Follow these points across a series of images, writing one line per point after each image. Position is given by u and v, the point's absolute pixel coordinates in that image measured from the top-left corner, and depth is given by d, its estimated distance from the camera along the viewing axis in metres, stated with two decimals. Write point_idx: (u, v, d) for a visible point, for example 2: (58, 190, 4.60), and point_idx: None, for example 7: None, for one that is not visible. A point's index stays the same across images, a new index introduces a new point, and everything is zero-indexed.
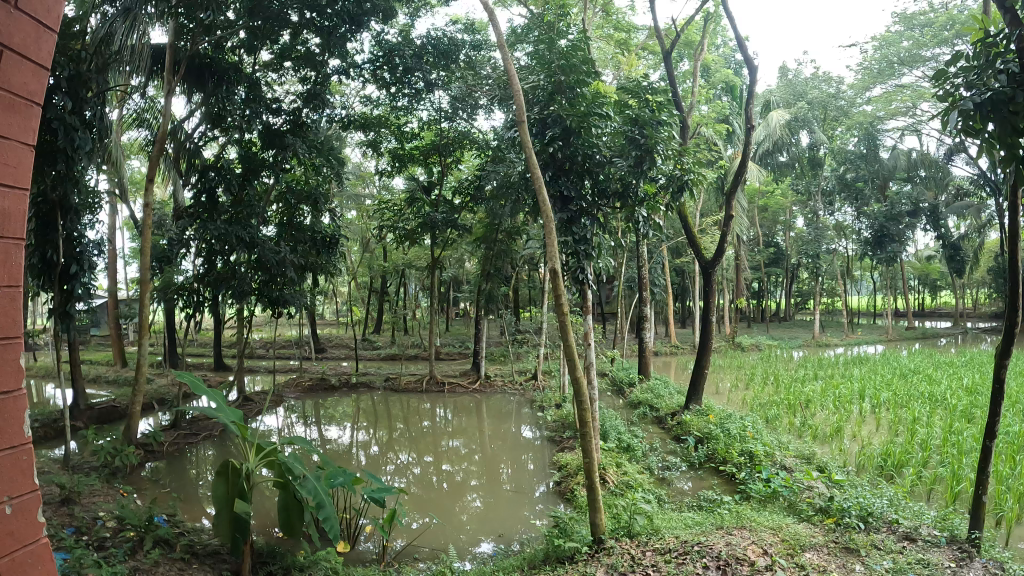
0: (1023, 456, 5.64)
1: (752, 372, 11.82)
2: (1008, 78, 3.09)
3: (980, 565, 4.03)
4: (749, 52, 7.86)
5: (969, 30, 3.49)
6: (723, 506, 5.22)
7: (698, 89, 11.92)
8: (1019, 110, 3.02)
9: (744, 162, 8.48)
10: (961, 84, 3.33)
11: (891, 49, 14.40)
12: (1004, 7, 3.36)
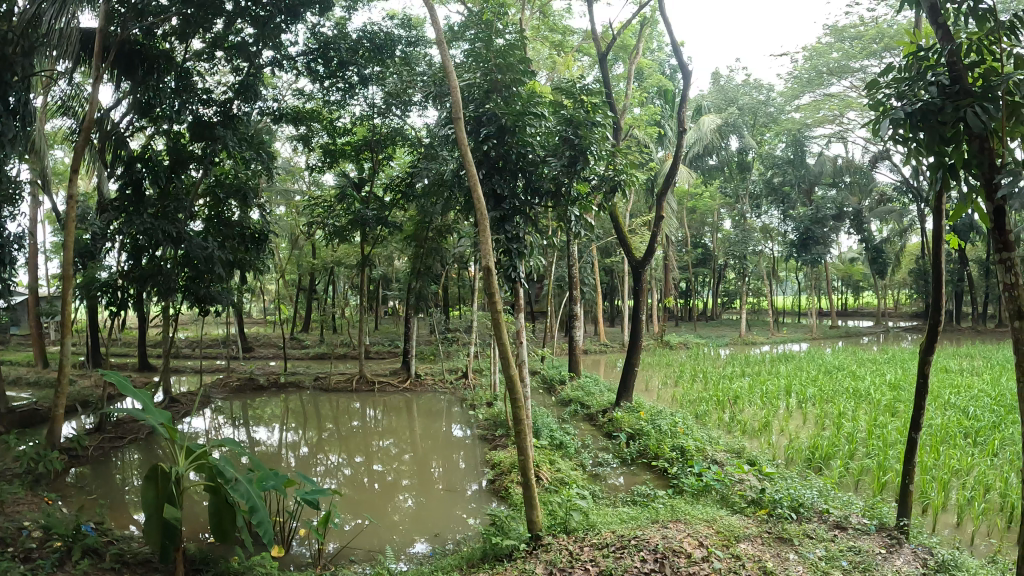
0: (945, 447, 5.94)
1: (681, 369, 12.09)
2: (938, 90, 3.13)
3: (909, 551, 4.24)
4: (683, 59, 8.08)
5: (901, 43, 3.64)
6: (657, 501, 5.32)
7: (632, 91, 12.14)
8: (947, 121, 3.04)
9: (675, 164, 8.63)
10: (892, 95, 3.41)
11: (820, 60, 14.85)
12: (938, 20, 3.32)
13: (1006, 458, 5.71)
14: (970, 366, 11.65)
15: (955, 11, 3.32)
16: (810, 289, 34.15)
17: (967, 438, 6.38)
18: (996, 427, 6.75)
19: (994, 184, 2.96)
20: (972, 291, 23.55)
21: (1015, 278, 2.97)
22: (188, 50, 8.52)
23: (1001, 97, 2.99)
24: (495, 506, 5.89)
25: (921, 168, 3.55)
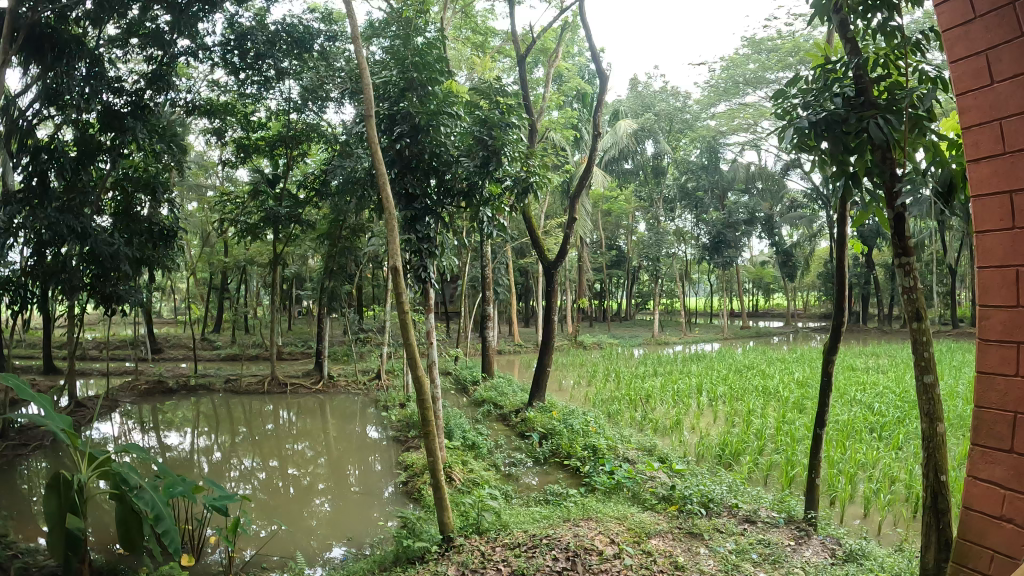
0: (851, 442, 6.24)
1: (593, 369, 12.29)
2: (843, 101, 3.27)
3: (819, 541, 4.44)
4: (601, 64, 8.19)
5: (813, 56, 3.76)
6: (569, 499, 5.39)
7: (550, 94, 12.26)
8: (850, 130, 3.18)
9: (588, 167, 8.77)
10: (800, 103, 3.48)
11: (737, 70, 15.38)
12: (845, 35, 3.43)
13: (908, 451, 6.02)
14: (874, 365, 12.23)
15: (861, 28, 3.46)
16: (722, 291, 35.24)
17: (874, 433, 6.72)
18: (900, 422, 7.12)
19: (895, 193, 3.11)
20: (871, 294, 24.83)
21: (913, 279, 3.17)
22: (101, 35, 8.13)
23: (903, 110, 3.12)
24: (410, 508, 5.84)
25: (825, 175, 3.67)
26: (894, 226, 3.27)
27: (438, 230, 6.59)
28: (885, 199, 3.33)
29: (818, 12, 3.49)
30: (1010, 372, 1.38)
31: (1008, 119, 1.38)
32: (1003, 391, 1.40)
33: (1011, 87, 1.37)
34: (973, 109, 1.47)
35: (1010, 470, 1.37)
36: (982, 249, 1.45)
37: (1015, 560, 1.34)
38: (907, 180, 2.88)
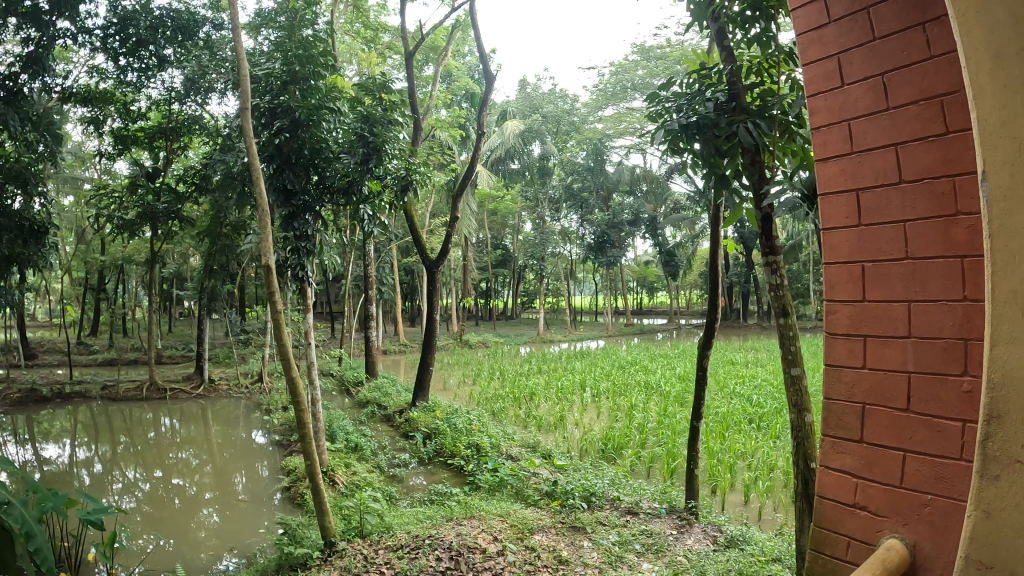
0: (728, 433, 6.57)
1: (479, 368, 12.34)
2: (715, 106, 3.42)
3: (700, 530, 4.66)
4: (488, 65, 8.26)
5: (690, 63, 3.91)
6: (452, 499, 5.39)
7: (440, 92, 12.17)
8: (721, 134, 3.32)
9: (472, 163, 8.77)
10: (670, 107, 3.59)
11: (627, 75, 15.79)
12: (723, 43, 3.59)
13: (784, 440, 6.38)
14: (753, 359, 12.88)
15: (736, 37, 3.62)
16: (607, 290, 36.13)
17: (753, 423, 7.08)
18: (777, 412, 7.54)
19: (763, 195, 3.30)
20: (745, 293, 26.21)
21: (778, 276, 3.39)
22: None
23: (773, 116, 3.30)
24: (294, 514, 5.67)
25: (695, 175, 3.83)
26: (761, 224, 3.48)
27: (318, 230, 6.43)
28: (751, 200, 3.54)
29: (695, 21, 3.69)
30: (859, 364, 1.45)
31: (855, 121, 1.50)
32: (850, 382, 1.47)
33: (860, 90, 1.49)
34: (826, 110, 1.57)
35: (860, 459, 1.45)
36: (830, 246, 1.54)
37: (870, 544, 1.41)
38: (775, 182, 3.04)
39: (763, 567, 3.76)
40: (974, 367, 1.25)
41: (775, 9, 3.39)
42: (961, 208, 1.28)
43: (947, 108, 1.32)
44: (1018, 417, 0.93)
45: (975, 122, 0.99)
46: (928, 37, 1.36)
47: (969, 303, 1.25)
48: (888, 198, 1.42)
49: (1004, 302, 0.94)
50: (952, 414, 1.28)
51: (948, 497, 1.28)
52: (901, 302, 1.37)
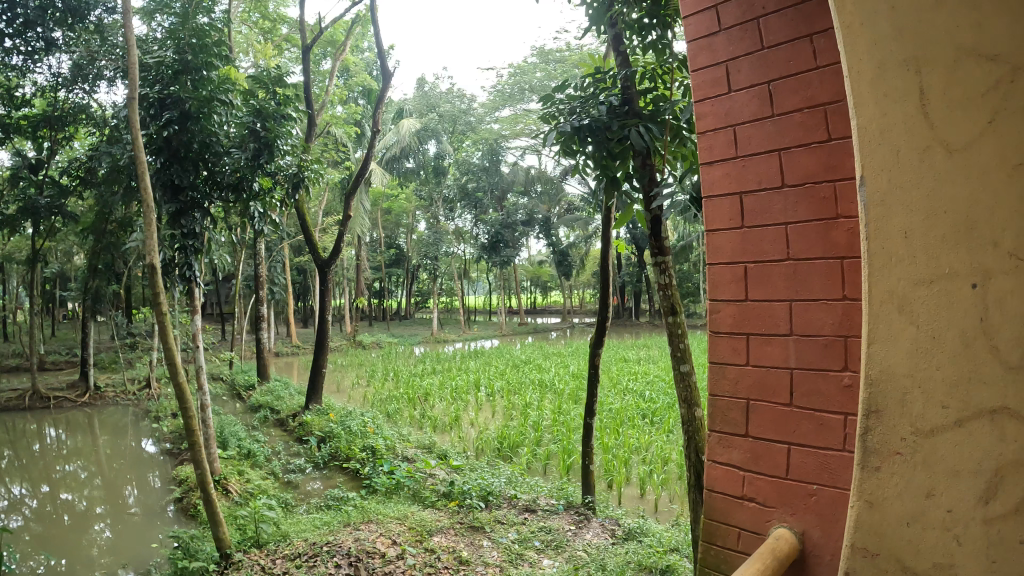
0: (623, 428, 6.78)
1: (374, 369, 12.17)
2: (609, 110, 3.51)
3: (598, 523, 4.79)
4: (388, 63, 8.12)
5: (585, 65, 3.98)
6: (349, 503, 5.28)
7: (337, 88, 11.90)
8: (614, 138, 3.41)
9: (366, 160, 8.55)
10: (564, 109, 3.65)
11: (526, 77, 15.94)
12: (619, 49, 3.69)
13: (677, 434, 6.63)
14: (644, 356, 13.34)
15: (632, 43, 3.73)
16: (501, 289, 36.36)
17: (646, 418, 7.32)
18: (670, 407, 7.84)
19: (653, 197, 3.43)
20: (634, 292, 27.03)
21: (666, 276, 3.54)
22: None
23: (665, 121, 3.43)
24: (190, 525, 5.42)
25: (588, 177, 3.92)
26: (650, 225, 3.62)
27: (206, 227, 6.17)
28: (641, 201, 3.66)
29: (593, 26, 3.78)
30: (743, 361, 1.53)
31: (742, 127, 1.58)
32: (735, 378, 1.55)
33: (748, 97, 1.57)
34: (712, 117, 1.65)
35: (747, 453, 1.52)
36: (716, 247, 1.61)
37: (760, 535, 1.49)
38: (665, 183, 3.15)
39: (661, 558, 3.91)
40: (851, 362, 1.34)
41: (672, 17, 3.45)
42: (841, 212, 1.38)
43: (831, 117, 1.41)
44: (896, 409, 0.97)
45: (856, 128, 1.03)
46: (815, 48, 1.45)
47: (847, 301, 1.35)
48: (772, 201, 1.50)
49: (882, 302, 0.99)
50: (832, 407, 1.37)
51: (831, 486, 1.37)
52: (783, 301, 1.46)
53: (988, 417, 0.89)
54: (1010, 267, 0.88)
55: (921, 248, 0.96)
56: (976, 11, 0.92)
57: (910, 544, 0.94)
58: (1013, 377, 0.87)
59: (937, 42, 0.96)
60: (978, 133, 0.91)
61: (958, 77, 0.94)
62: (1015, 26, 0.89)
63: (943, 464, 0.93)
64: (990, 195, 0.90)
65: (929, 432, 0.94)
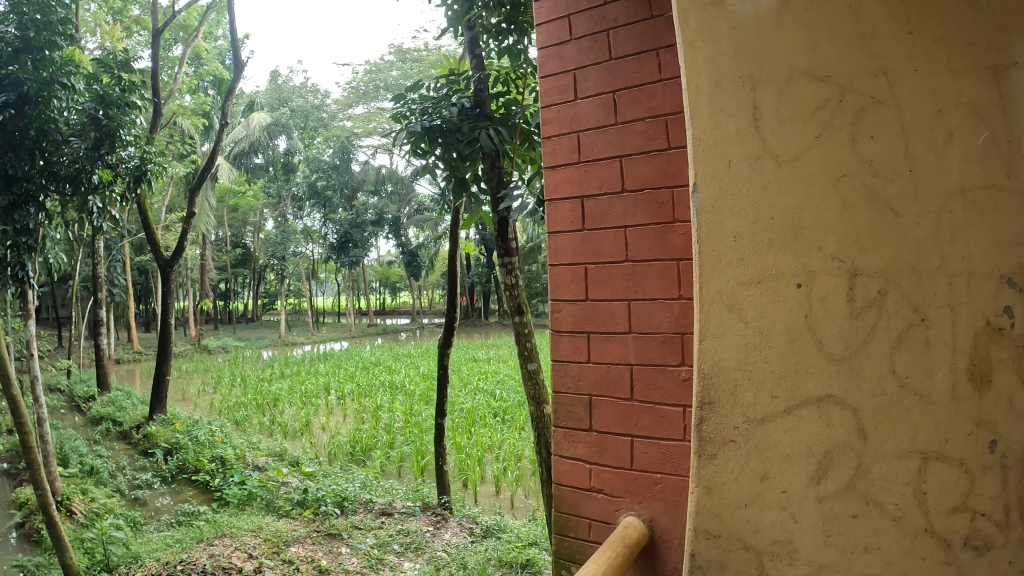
0: (474, 427, 6.84)
1: (219, 375, 11.51)
2: (460, 111, 3.48)
3: (455, 523, 4.81)
4: (240, 53, 7.53)
5: (438, 67, 3.94)
6: (202, 518, 4.86)
7: (182, 76, 11.07)
8: (465, 139, 3.37)
9: (213, 155, 8.02)
10: (416, 109, 3.57)
11: (379, 76, 15.54)
12: (474, 52, 3.68)
13: (527, 432, 6.74)
14: (494, 355, 13.50)
15: (488, 46, 3.74)
16: (350, 289, 35.45)
17: (497, 417, 7.39)
18: (519, 405, 7.97)
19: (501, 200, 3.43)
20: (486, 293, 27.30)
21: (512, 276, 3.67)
22: None
23: (516, 125, 3.46)
24: (26, 554, 4.89)
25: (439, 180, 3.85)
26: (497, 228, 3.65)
27: (41, 223, 5.53)
28: (489, 203, 3.66)
29: (451, 27, 3.74)
30: (584, 359, 1.56)
31: (584, 133, 1.59)
32: (577, 374, 1.58)
33: (592, 104, 1.59)
34: (556, 121, 1.65)
35: (592, 447, 1.55)
36: (556, 249, 1.62)
37: (609, 523, 1.52)
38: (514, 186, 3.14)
39: (520, 552, 3.98)
40: (688, 358, 1.41)
41: (528, 25, 3.48)
42: (678, 217, 1.43)
43: (670, 126, 1.46)
44: (727, 400, 1.00)
45: (691, 140, 1.05)
46: (660, 60, 1.49)
47: (684, 300, 1.41)
48: (612, 205, 1.53)
49: (712, 300, 1.01)
50: (673, 400, 1.43)
51: (675, 474, 1.42)
52: (620, 300, 1.50)
53: (816, 404, 0.94)
54: (833, 268, 0.94)
55: (753, 249, 0.99)
56: (811, 35, 0.98)
57: (749, 526, 0.97)
58: (839, 369, 0.93)
59: (772, 61, 1.00)
60: (807, 146, 0.97)
61: (790, 94, 0.99)
62: (847, 52, 0.96)
63: (776, 449, 0.96)
64: (817, 203, 0.95)
65: (760, 420, 0.98)
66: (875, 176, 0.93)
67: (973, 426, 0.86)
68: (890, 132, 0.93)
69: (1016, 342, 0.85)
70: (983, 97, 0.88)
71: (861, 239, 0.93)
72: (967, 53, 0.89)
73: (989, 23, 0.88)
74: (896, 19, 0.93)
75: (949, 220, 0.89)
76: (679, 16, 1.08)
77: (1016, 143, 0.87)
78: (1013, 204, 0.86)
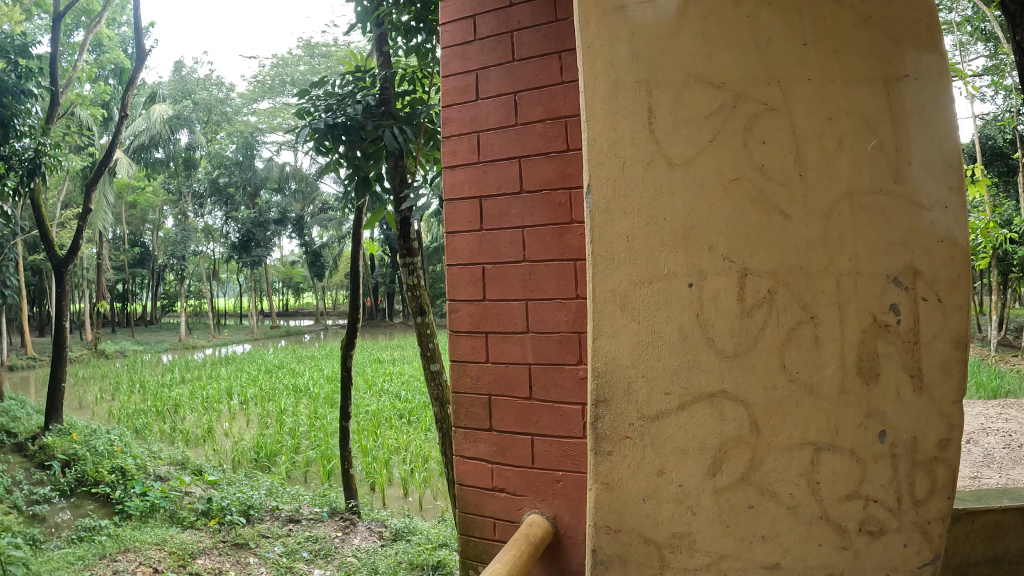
0: (380, 429, 6.76)
1: (117, 381, 10.88)
2: (365, 109, 3.44)
3: (364, 527, 4.75)
4: (143, 39, 7.09)
5: (345, 63, 3.87)
6: (104, 533, 4.49)
7: (76, 63, 10.35)
8: (369, 137, 3.34)
9: (113, 147, 7.53)
10: (320, 106, 3.50)
11: (287, 70, 14.36)
12: (382, 49, 3.65)
13: (434, 433, 6.71)
14: (399, 356, 13.34)
15: (397, 44, 3.70)
16: (253, 289, 34.15)
17: (403, 418, 7.33)
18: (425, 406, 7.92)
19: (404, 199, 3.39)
20: (391, 294, 26.86)
21: (415, 277, 3.66)
22: None
23: (420, 123, 3.45)
24: None
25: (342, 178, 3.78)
26: (400, 227, 3.62)
27: None
28: (392, 203, 3.62)
29: (359, 23, 3.68)
30: (482, 359, 1.57)
31: (485, 133, 1.59)
32: (476, 375, 1.58)
33: (493, 105, 1.59)
34: (457, 121, 1.65)
35: (492, 446, 1.56)
36: (454, 248, 1.62)
37: (514, 523, 1.52)
38: (416, 185, 3.12)
39: (431, 554, 3.96)
40: (586, 357, 1.44)
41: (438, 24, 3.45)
42: (575, 218, 1.46)
43: (569, 128, 1.48)
44: (622, 397, 1.00)
45: (587, 141, 1.04)
46: (561, 63, 1.51)
47: (580, 300, 1.44)
48: (510, 205, 1.54)
49: (605, 299, 1.01)
50: (571, 398, 1.45)
51: (575, 471, 1.45)
52: (517, 300, 1.52)
53: (709, 399, 0.98)
54: (724, 268, 0.97)
55: (643, 251, 0.99)
56: (707, 42, 1.01)
57: (649, 520, 0.99)
58: (730, 365, 0.97)
59: (670, 67, 1.02)
60: (700, 149, 1.00)
61: (685, 99, 1.01)
62: (742, 61, 1.00)
63: (670, 443, 0.99)
64: (709, 205, 0.98)
65: (655, 416, 0.99)
66: (767, 180, 0.97)
67: (863, 418, 0.94)
68: (781, 138, 0.98)
69: (902, 335, 0.93)
70: (875, 105, 0.96)
71: (752, 238, 0.97)
72: (861, 64, 0.97)
73: (886, 38, 0.97)
74: (794, 31, 0.98)
75: (837, 220, 0.95)
76: (580, 19, 1.07)
77: (901, 152, 0.95)
78: (898, 207, 0.94)
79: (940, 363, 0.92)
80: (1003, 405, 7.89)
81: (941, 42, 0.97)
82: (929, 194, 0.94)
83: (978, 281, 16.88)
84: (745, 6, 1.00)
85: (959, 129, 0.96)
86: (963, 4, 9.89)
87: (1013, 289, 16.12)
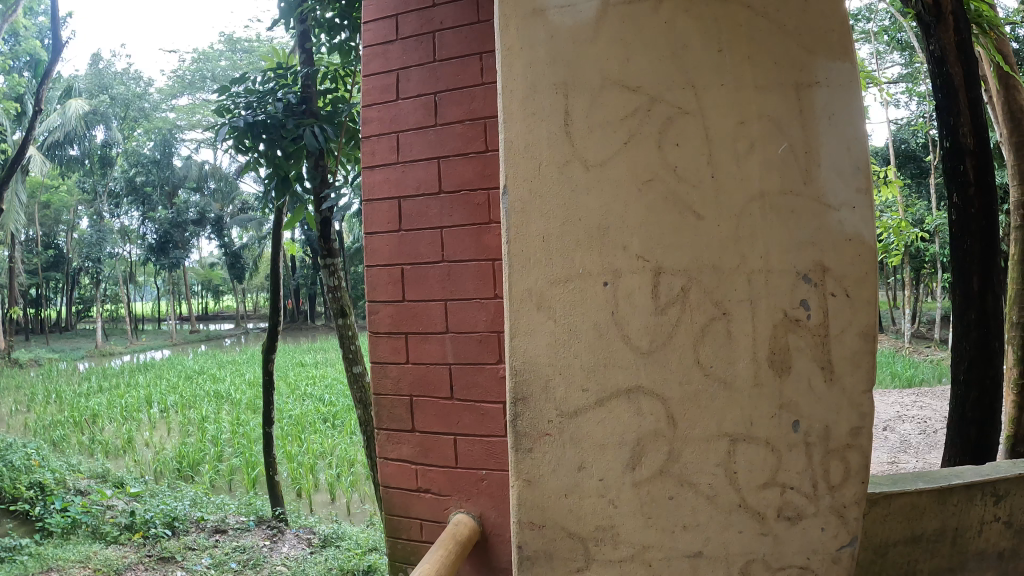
0: (305, 434, 6.65)
1: (30, 390, 10.33)
2: (285, 107, 3.36)
3: (292, 535, 4.69)
4: (60, 31, 6.64)
5: (266, 60, 3.77)
6: (24, 552, 4.17)
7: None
8: (289, 135, 3.28)
9: (25, 143, 7.05)
10: (240, 103, 3.41)
11: (209, 65, 13.54)
12: (305, 47, 3.59)
13: (359, 436, 6.61)
14: (320, 360, 13.08)
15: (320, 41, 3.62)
16: (171, 293, 32.89)
17: (327, 422, 7.20)
18: (348, 410, 7.78)
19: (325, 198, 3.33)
20: (314, 295, 26.30)
21: (335, 278, 3.64)
22: None
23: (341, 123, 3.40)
24: None
25: (261, 177, 3.68)
26: (320, 228, 3.54)
27: None
28: (312, 203, 3.55)
29: (282, 19, 3.60)
30: (402, 359, 1.56)
31: (404, 134, 1.58)
32: (396, 376, 1.57)
33: (413, 105, 1.58)
34: (377, 121, 1.63)
35: (415, 447, 1.55)
36: (372, 249, 1.60)
37: (440, 523, 1.52)
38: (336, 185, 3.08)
39: (360, 560, 3.93)
40: (505, 356, 1.45)
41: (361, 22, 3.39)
42: (493, 218, 1.47)
43: (488, 128, 1.49)
44: (541, 396, 1.01)
45: (504, 143, 1.04)
46: (482, 65, 1.52)
47: (498, 300, 1.45)
48: (427, 206, 1.54)
49: (521, 300, 1.02)
50: (492, 397, 1.47)
51: (498, 470, 1.46)
52: (434, 302, 1.52)
53: (626, 396, 0.99)
54: (638, 267, 0.99)
55: (557, 250, 1.01)
56: (626, 48, 1.02)
57: (570, 514, 1.00)
58: (645, 362, 0.99)
59: (584, 70, 1.03)
60: (616, 151, 1.01)
61: (601, 102, 1.02)
62: (658, 66, 1.01)
63: (589, 439, 1.00)
64: (624, 205, 1.00)
65: (572, 413, 1.00)
66: (680, 180, 0.99)
67: (777, 409, 0.97)
68: (695, 141, 1.00)
69: (812, 329, 0.97)
70: (786, 109, 1.00)
71: (666, 239, 0.99)
72: (773, 70, 1.00)
73: (798, 47, 1.01)
74: (709, 38, 1.01)
75: (747, 221, 0.98)
76: (500, 20, 1.06)
77: (811, 155, 0.99)
78: (807, 207, 0.98)
79: (849, 355, 0.97)
80: (915, 393, 8.29)
81: (853, 51, 1.01)
82: (838, 195, 0.98)
83: (891, 275, 17.57)
84: (663, 13, 1.01)
85: (866, 135, 1.00)
86: (880, 14, 10.38)
87: (921, 283, 16.94)
